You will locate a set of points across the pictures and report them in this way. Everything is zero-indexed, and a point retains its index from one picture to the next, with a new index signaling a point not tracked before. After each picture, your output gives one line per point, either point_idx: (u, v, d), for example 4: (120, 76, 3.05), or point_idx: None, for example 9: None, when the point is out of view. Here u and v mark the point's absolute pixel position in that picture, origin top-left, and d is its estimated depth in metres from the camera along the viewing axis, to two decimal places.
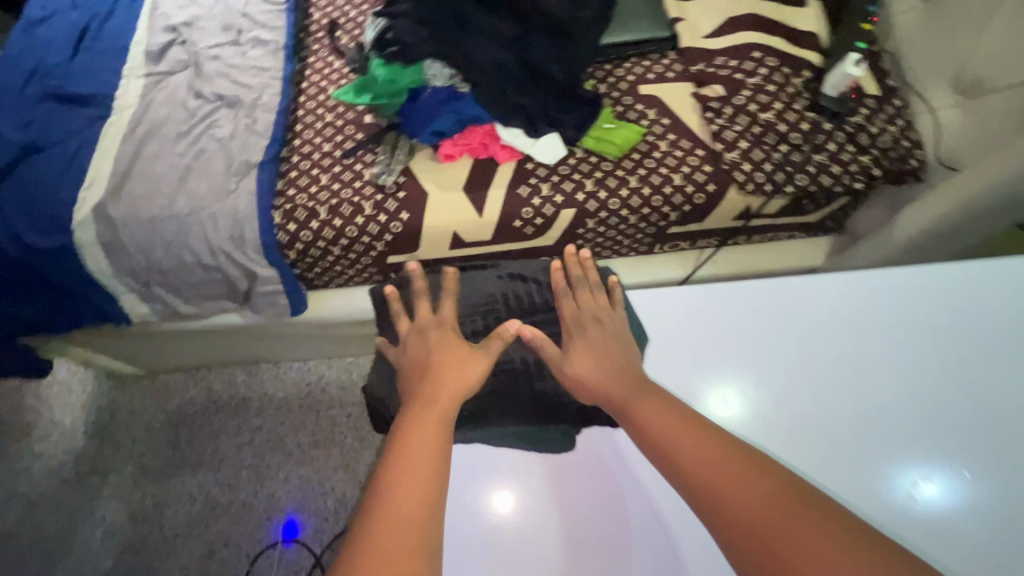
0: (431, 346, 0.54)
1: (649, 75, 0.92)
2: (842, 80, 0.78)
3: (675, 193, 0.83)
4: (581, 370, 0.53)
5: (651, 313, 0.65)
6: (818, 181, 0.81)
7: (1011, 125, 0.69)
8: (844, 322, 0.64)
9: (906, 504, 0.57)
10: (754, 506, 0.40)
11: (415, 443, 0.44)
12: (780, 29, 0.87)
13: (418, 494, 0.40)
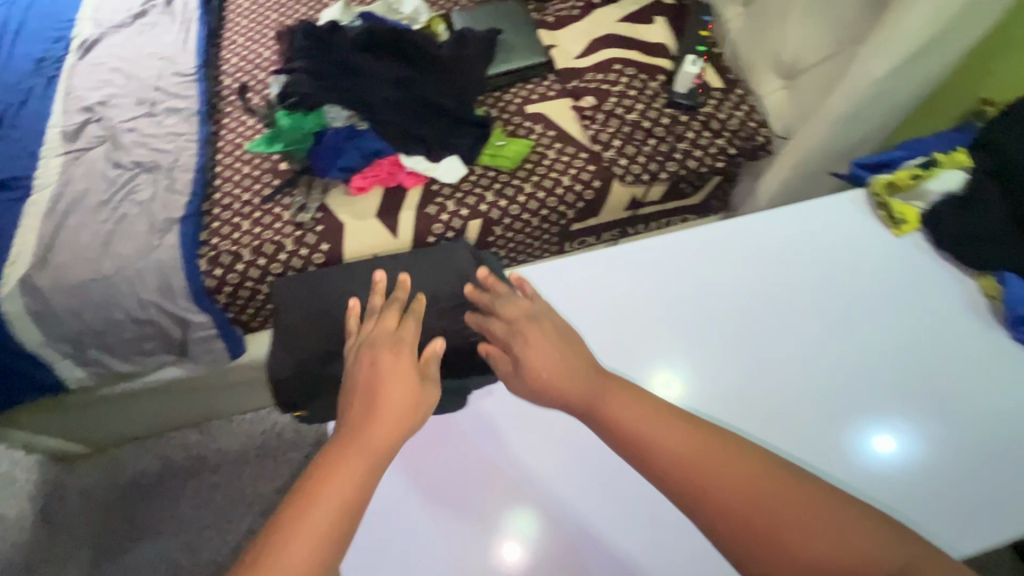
0: (384, 368, 0.53)
1: (533, 96, 1.04)
2: (688, 79, 0.92)
3: (566, 193, 0.93)
4: (548, 373, 0.53)
5: (588, 274, 0.63)
6: (686, 165, 0.93)
7: (810, 96, 0.84)
8: (768, 268, 0.63)
9: (866, 454, 0.53)
10: (736, 486, 0.44)
11: (349, 464, 0.46)
12: (635, 43, 1.01)
13: (340, 506, 0.44)
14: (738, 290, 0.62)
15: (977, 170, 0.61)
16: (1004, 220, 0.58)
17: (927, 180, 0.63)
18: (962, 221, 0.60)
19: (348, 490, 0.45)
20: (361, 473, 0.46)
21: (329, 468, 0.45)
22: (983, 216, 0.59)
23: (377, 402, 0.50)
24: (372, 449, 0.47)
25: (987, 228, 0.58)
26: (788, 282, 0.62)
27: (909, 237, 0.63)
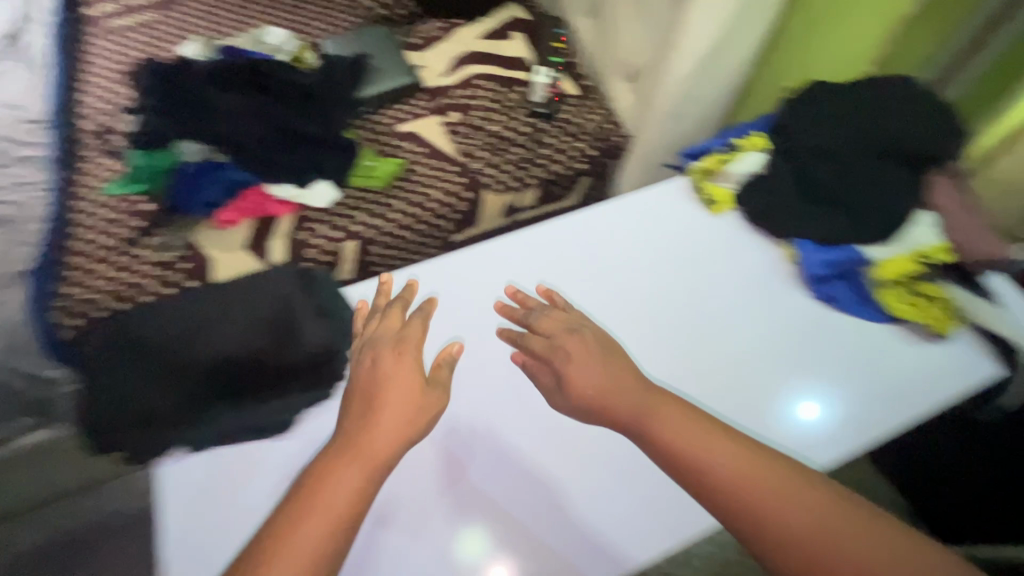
0: (384, 371, 0.52)
1: (405, 115, 1.06)
2: (541, 89, 0.98)
3: (438, 206, 0.96)
4: (580, 380, 0.53)
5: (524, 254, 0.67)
6: (551, 170, 0.98)
7: (642, 95, 0.91)
8: (663, 248, 0.68)
9: (779, 405, 0.57)
10: (761, 494, 0.45)
11: (342, 472, 0.46)
12: (495, 58, 1.06)
13: (335, 514, 0.44)
14: (580, 275, 0.66)
15: (772, 151, 0.69)
16: (794, 192, 0.66)
17: (731, 164, 0.70)
18: (760, 197, 0.67)
19: (340, 502, 0.44)
20: (359, 479, 0.46)
21: (323, 474, 0.46)
22: (777, 190, 0.66)
23: (374, 408, 0.50)
24: (371, 457, 0.47)
25: (781, 200, 0.66)
26: (619, 262, 0.67)
27: (725, 215, 0.69)
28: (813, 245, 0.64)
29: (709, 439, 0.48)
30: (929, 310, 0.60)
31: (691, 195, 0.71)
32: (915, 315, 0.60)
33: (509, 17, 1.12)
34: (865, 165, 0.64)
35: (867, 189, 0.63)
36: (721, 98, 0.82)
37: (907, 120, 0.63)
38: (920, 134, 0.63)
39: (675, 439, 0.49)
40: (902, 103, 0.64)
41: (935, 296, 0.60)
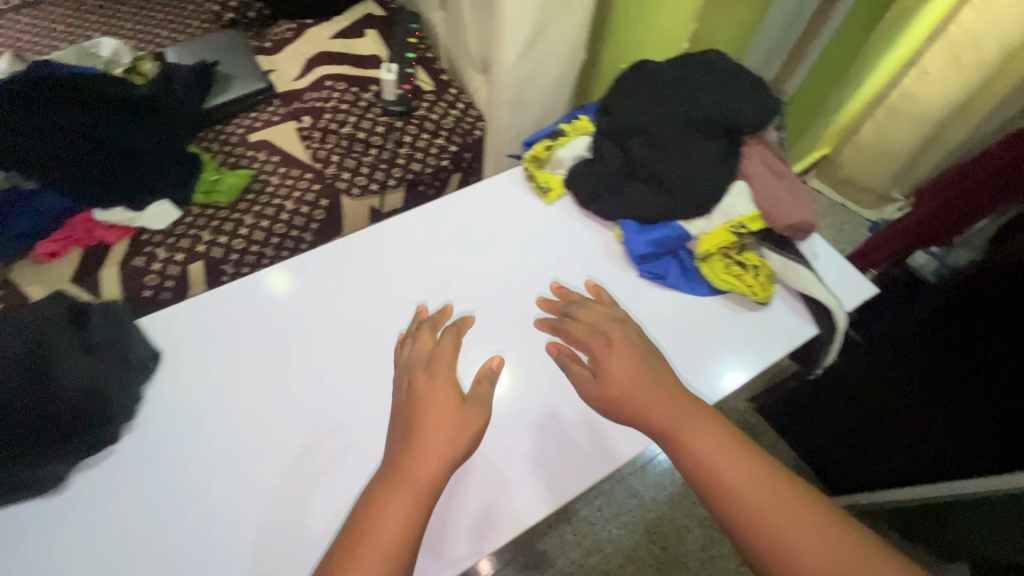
0: (417, 395, 0.50)
1: (257, 123, 1.00)
2: (392, 86, 0.94)
3: (293, 217, 0.91)
4: (617, 376, 0.51)
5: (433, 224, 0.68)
6: (410, 169, 0.95)
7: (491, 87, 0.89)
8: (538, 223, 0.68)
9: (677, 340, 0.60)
10: (782, 534, 0.43)
11: (398, 497, 0.44)
12: (347, 57, 1.01)
13: (389, 541, 0.42)
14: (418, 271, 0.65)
15: (599, 131, 0.68)
16: (617, 173, 0.66)
17: (559, 149, 0.68)
18: (587, 179, 0.66)
19: (395, 526, 0.43)
20: (410, 505, 0.44)
21: (376, 500, 0.44)
22: (601, 172, 0.66)
23: (417, 434, 0.47)
24: (415, 485, 0.45)
25: (606, 181, 0.66)
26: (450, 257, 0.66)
27: (558, 203, 0.69)
28: (634, 225, 0.64)
29: (740, 464, 0.46)
30: (749, 279, 0.61)
31: (523, 185, 0.70)
32: (736, 284, 0.61)
33: (363, 14, 1.08)
34: (683, 139, 0.64)
35: (683, 163, 0.63)
36: (561, 85, 0.81)
37: (714, 92, 0.63)
38: (729, 106, 0.63)
39: (708, 460, 0.46)
40: (708, 77, 0.65)
41: (753, 263, 0.61)
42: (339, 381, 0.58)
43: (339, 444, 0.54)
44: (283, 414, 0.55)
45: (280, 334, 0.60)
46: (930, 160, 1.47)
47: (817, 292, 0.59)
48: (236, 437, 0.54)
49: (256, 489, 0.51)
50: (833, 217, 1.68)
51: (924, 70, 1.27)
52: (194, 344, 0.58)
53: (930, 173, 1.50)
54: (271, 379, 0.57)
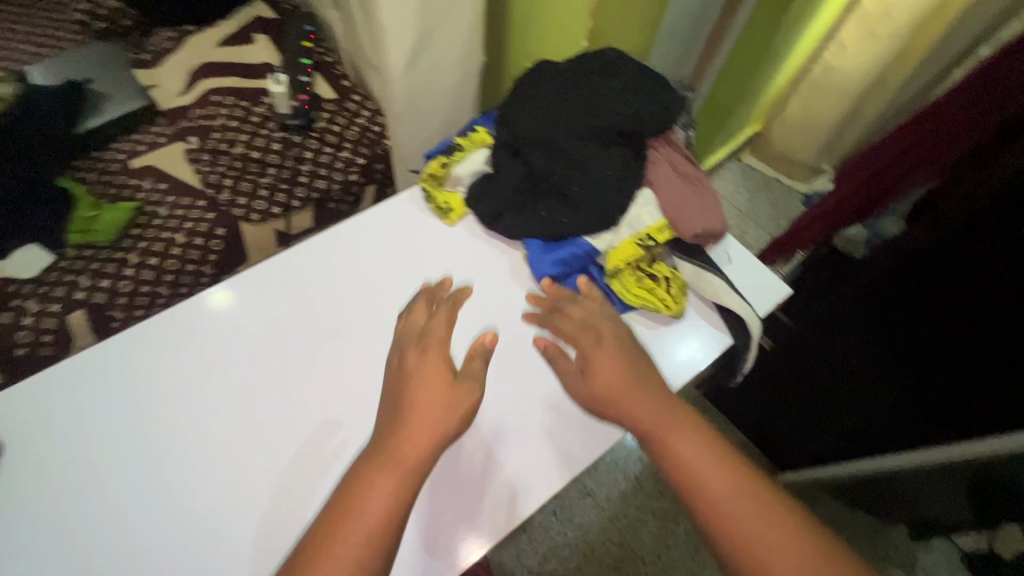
0: (410, 372, 0.51)
1: (140, 147, 0.91)
2: (285, 98, 0.86)
3: (186, 251, 0.83)
4: (601, 356, 0.52)
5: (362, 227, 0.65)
6: (315, 188, 0.88)
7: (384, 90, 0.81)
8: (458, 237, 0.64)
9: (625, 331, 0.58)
10: (739, 519, 0.43)
11: (385, 478, 0.45)
12: (236, 67, 0.92)
13: (376, 522, 0.43)
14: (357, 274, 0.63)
15: (497, 143, 0.64)
16: (518, 188, 0.62)
17: (456, 165, 0.63)
18: (487, 196, 0.62)
19: (382, 505, 0.43)
20: (395, 486, 0.44)
21: (363, 483, 0.45)
22: (502, 188, 0.62)
23: (405, 416, 0.48)
24: (398, 467, 0.45)
25: (507, 198, 0.61)
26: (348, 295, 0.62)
27: (460, 223, 0.64)
28: (539, 243, 0.60)
29: (719, 467, 0.46)
30: (660, 292, 0.58)
31: (422, 206, 0.65)
32: (647, 299, 0.58)
33: (251, 16, 0.98)
34: (584, 147, 0.60)
35: (585, 173, 0.59)
36: (465, 88, 0.76)
37: (610, 95, 0.60)
38: (628, 109, 0.59)
39: (688, 458, 0.46)
40: (605, 79, 0.61)
41: (665, 275, 0.59)
42: (306, 387, 0.57)
43: (311, 451, 0.54)
44: (249, 428, 0.55)
45: (239, 349, 0.58)
46: (855, 130, 1.48)
47: (730, 300, 0.57)
48: (204, 456, 0.53)
49: (230, 503, 0.51)
50: (768, 193, 1.68)
51: (841, 42, 1.28)
52: (145, 372, 0.57)
53: (855, 143, 1.52)
54: (234, 395, 0.56)
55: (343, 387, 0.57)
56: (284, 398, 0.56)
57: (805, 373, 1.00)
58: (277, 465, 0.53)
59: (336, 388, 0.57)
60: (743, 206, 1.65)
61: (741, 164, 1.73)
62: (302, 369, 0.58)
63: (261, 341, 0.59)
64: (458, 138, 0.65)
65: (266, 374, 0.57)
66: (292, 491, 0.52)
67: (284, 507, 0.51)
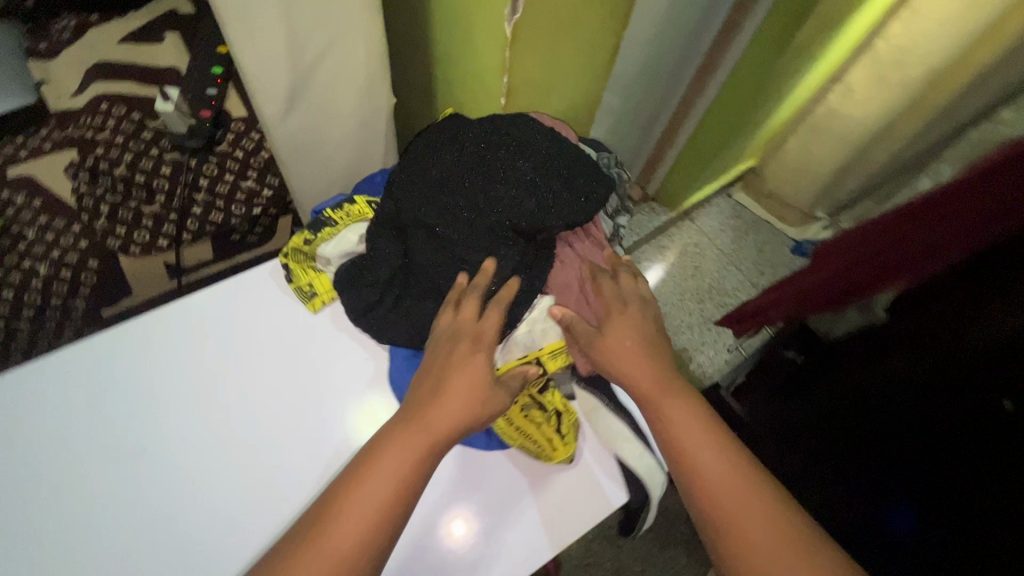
0: (439, 358, 0.45)
1: (21, 151, 0.78)
2: (179, 117, 0.73)
3: (49, 284, 0.73)
4: (620, 326, 0.49)
5: (225, 295, 0.56)
6: (210, 221, 0.79)
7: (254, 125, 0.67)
8: (306, 332, 0.55)
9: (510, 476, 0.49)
10: (729, 502, 0.39)
11: (393, 458, 0.39)
12: (137, 70, 0.81)
13: (379, 498, 0.38)
14: (256, 316, 0.56)
15: (375, 220, 0.52)
16: (395, 280, 0.51)
17: (320, 244, 0.53)
18: (355, 286, 0.51)
19: (389, 482, 0.38)
20: (406, 473, 0.39)
21: (369, 456, 0.40)
22: (373, 279, 0.51)
23: (431, 391, 0.43)
24: (409, 450, 0.40)
25: (376, 292, 0.51)
26: (238, 356, 0.54)
27: (325, 310, 0.56)
28: (405, 355, 0.53)
29: (714, 446, 0.42)
30: (546, 431, 0.49)
31: (285, 283, 0.57)
32: (526, 442, 0.49)
33: (164, 10, 0.87)
34: (472, 243, 0.49)
35: (469, 275, 0.49)
36: (376, 130, 0.64)
37: (512, 181, 0.48)
38: (529, 204, 0.48)
39: (679, 433, 0.43)
40: (510, 156, 0.49)
41: (556, 409, 0.50)
42: (267, 425, 0.51)
43: (270, 504, 0.49)
44: (205, 467, 0.49)
45: (214, 337, 0.54)
46: (853, 180, 1.28)
47: (632, 440, 0.50)
48: (150, 496, 0.48)
49: (184, 551, 0.46)
50: (756, 233, 1.50)
51: (849, 85, 1.07)
52: (73, 400, 0.50)
53: (853, 191, 1.31)
54: (188, 426, 0.50)
55: (299, 435, 0.51)
56: (240, 438, 0.51)
57: (795, 431, 0.91)
58: (234, 512, 0.48)
59: (289, 436, 0.51)
60: (727, 247, 1.49)
61: (732, 201, 1.54)
62: (258, 404, 0.52)
63: (227, 356, 0.54)
64: (330, 210, 0.55)
65: (223, 404, 0.52)
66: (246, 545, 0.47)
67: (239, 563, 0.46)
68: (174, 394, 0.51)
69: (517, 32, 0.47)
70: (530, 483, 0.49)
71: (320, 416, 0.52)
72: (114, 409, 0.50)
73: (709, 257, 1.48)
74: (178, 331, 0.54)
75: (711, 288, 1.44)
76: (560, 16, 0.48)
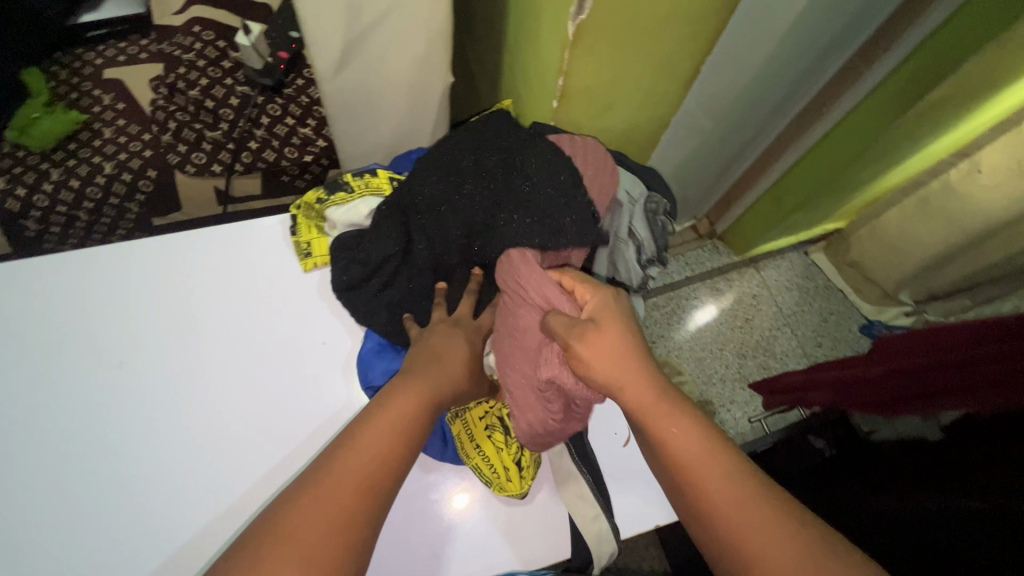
0: (430, 342, 0.47)
1: (120, 57, 0.84)
2: (256, 54, 0.78)
3: (111, 183, 0.78)
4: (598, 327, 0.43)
5: (238, 250, 0.59)
6: (263, 157, 0.81)
7: None
8: (303, 299, 0.58)
9: (465, 496, 0.51)
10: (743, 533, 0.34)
11: (376, 435, 0.39)
12: (237, 4, 0.87)
13: (368, 463, 0.38)
14: (260, 278, 0.58)
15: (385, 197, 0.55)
16: (385, 265, 0.52)
17: (330, 206, 0.56)
18: (346, 259, 0.53)
19: (372, 459, 0.38)
20: (391, 446, 0.39)
21: (359, 423, 0.40)
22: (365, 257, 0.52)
23: (420, 368, 0.45)
24: (392, 425, 0.40)
25: (360, 271, 0.52)
26: (249, 306, 0.57)
27: (316, 272, 0.59)
28: (377, 343, 0.54)
29: (719, 460, 0.37)
30: (505, 461, 0.49)
31: (288, 235, 0.60)
32: (483, 467, 0.49)
33: None
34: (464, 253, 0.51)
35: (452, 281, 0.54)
36: (427, 110, 0.64)
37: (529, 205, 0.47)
38: (535, 231, 0.46)
39: (679, 450, 0.38)
40: (528, 181, 0.47)
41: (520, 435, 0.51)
42: (260, 380, 0.54)
43: (248, 457, 0.52)
44: (202, 405, 0.53)
45: (219, 298, 0.57)
46: (949, 272, 1.06)
47: (588, 497, 0.50)
48: (148, 421, 0.52)
49: (168, 481, 0.50)
50: (824, 301, 1.36)
51: (978, 165, 0.85)
52: (100, 315, 0.55)
53: (947, 285, 1.09)
54: (194, 364, 0.54)
55: (284, 396, 0.54)
56: (230, 389, 0.54)
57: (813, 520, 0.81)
58: (216, 457, 0.51)
59: (274, 394, 0.54)
60: (788, 307, 1.36)
61: (806, 260, 1.40)
62: (255, 357, 0.55)
63: (230, 317, 0.56)
64: (351, 176, 0.57)
65: (228, 351, 0.55)
66: (219, 488, 0.50)
67: (211, 507, 0.50)
68: (188, 331, 0.55)
69: (580, 33, 0.43)
70: (483, 509, 0.51)
71: (308, 383, 0.55)
72: (135, 333, 0.55)
73: (765, 312, 1.36)
74: (203, 271, 0.58)
75: (758, 346, 1.33)
76: (629, 31, 0.45)
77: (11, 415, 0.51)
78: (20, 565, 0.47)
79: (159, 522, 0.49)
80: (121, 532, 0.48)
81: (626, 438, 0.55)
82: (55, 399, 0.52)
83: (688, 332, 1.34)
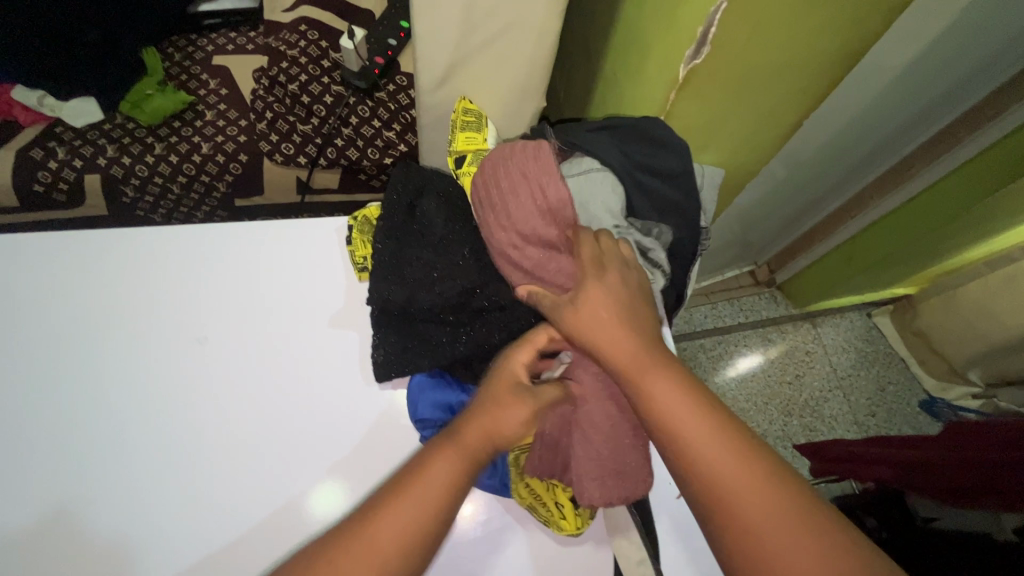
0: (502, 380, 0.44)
1: (229, 46, 0.90)
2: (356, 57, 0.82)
3: (206, 162, 0.83)
4: (588, 321, 0.42)
5: (313, 244, 0.64)
6: (346, 155, 0.84)
7: None
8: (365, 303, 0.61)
9: (511, 522, 0.52)
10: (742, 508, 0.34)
11: (399, 510, 0.38)
12: (342, 8, 0.92)
13: (405, 529, 0.38)
14: (332, 274, 0.63)
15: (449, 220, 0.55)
16: (448, 300, 0.53)
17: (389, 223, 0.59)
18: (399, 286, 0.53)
19: (403, 527, 0.38)
20: (432, 506, 0.39)
21: (398, 484, 0.40)
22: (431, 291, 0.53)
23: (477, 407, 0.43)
24: (428, 486, 0.39)
25: (407, 290, 0.53)
26: (319, 303, 0.61)
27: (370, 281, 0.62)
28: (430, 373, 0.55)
29: (696, 414, 0.37)
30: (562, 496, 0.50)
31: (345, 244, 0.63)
32: (539, 505, 0.50)
33: None
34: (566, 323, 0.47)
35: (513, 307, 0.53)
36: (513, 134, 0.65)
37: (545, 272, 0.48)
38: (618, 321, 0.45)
39: (662, 409, 0.37)
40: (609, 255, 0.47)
41: None
42: (322, 373, 0.58)
43: (304, 446, 0.55)
44: (270, 383, 0.57)
45: (294, 288, 0.62)
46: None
47: (633, 538, 0.50)
48: (216, 397, 0.56)
49: (224, 455, 0.54)
50: (883, 368, 1.29)
51: None
52: (190, 287, 0.60)
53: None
54: (268, 349, 0.59)
55: (338, 387, 0.58)
56: (291, 373, 0.58)
57: None
58: (268, 441, 0.55)
59: (330, 392, 0.57)
60: (842, 369, 1.30)
61: (868, 322, 1.32)
62: (325, 350, 0.59)
63: (302, 307, 0.61)
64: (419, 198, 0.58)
65: (296, 336, 0.60)
66: (264, 460, 0.54)
67: (262, 488, 0.53)
68: (265, 319, 0.60)
69: (690, 77, 0.44)
70: (526, 536, 0.52)
71: (364, 382, 0.58)
72: (222, 313, 0.60)
73: (817, 370, 1.31)
74: (281, 261, 0.63)
75: (807, 406, 1.28)
76: (737, 76, 0.44)
77: (101, 368, 0.56)
78: (93, 510, 0.52)
79: (208, 487, 0.53)
80: (176, 492, 0.53)
81: (679, 488, 0.55)
82: (139, 361, 0.57)
83: (731, 380, 1.30)
